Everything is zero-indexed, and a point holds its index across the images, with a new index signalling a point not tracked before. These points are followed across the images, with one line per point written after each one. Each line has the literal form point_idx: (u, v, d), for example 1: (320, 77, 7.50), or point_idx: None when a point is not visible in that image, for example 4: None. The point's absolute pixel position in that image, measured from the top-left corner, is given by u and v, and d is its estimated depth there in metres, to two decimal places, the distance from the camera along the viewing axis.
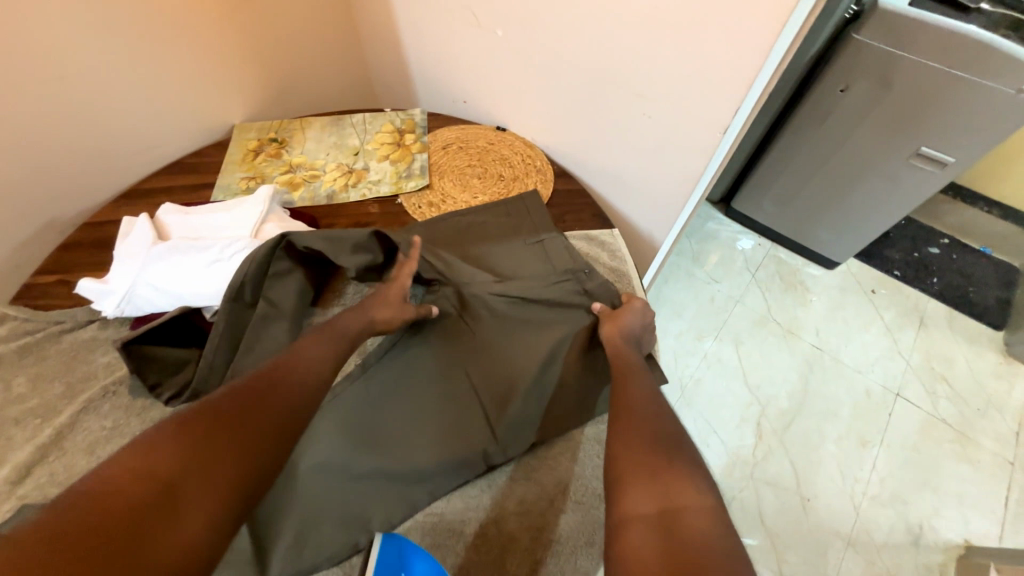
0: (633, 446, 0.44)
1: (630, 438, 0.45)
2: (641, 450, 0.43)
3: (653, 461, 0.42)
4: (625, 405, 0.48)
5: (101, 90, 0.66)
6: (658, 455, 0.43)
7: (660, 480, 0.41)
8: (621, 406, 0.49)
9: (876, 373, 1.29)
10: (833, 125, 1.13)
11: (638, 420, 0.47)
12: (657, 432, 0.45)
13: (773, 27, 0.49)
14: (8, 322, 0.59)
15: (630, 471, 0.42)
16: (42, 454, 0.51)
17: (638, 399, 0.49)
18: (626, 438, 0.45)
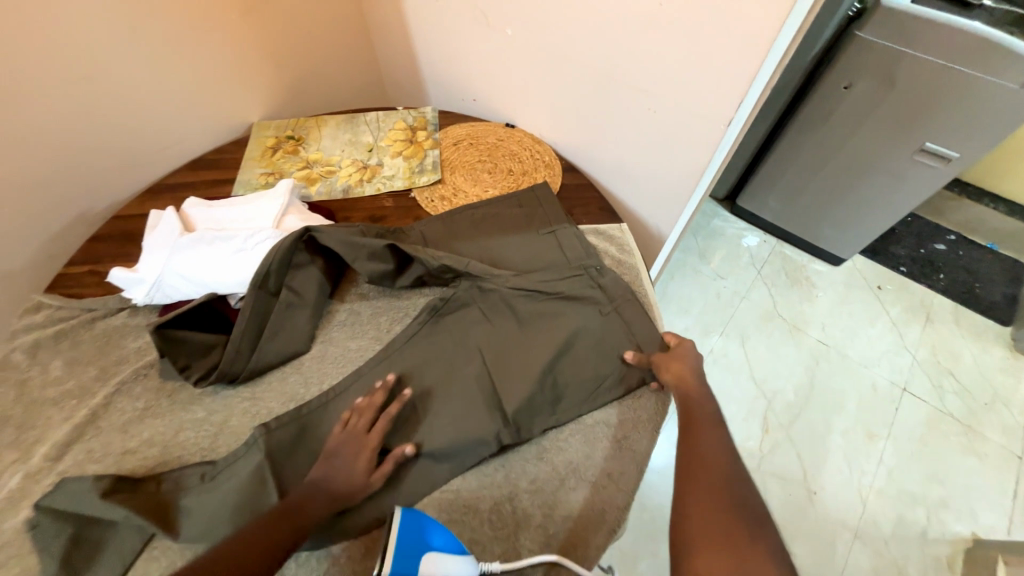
0: (710, 505, 0.44)
1: (707, 496, 0.45)
2: (715, 509, 0.44)
3: (730, 526, 0.43)
4: (704, 458, 0.48)
5: (128, 91, 0.69)
6: (737, 521, 0.43)
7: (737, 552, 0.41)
8: (698, 458, 0.48)
9: (882, 368, 1.30)
10: (837, 122, 1.14)
11: (715, 477, 0.46)
12: (734, 497, 0.45)
13: (775, 23, 0.51)
14: (43, 311, 0.63)
15: (705, 531, 0.43)
16: (80, 432, 0.54)
17: (711, 452, 0.49)
18: (701, 493, 0.45)
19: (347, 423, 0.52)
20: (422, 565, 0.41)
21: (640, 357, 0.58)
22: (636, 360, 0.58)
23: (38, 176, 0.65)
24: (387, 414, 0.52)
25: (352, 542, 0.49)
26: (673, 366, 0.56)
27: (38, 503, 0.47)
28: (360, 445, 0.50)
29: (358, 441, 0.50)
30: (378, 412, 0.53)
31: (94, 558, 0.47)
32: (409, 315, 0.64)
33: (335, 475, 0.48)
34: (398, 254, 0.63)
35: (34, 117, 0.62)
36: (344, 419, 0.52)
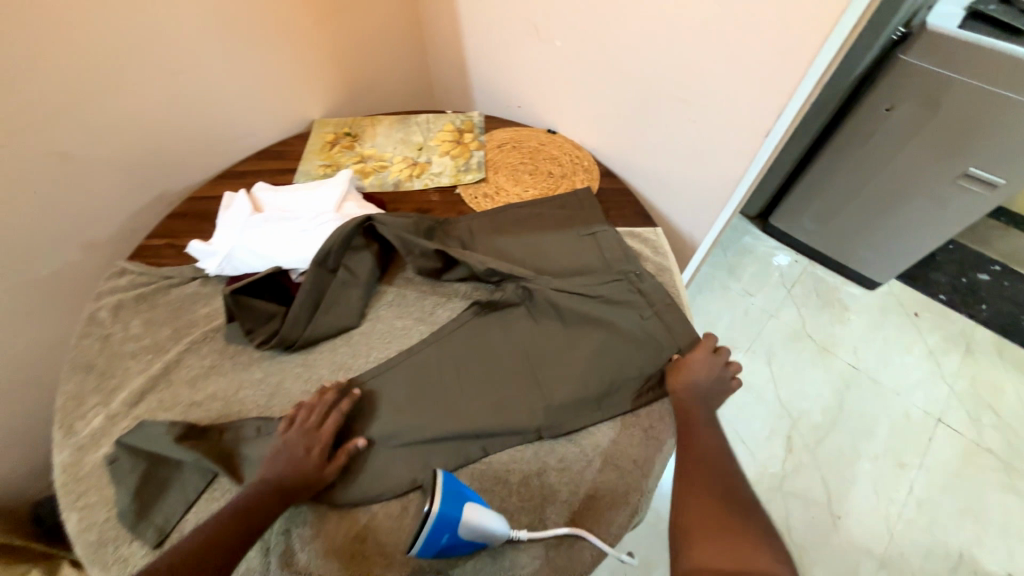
0: (704, 500, 0.48)
1: (701, 493, 0.49)
2: (708, 502, 0.48)
3: (721, 516, 0.46)
4: (699, 460, 0.53)
5: (212, 85, 0.77)
6: (728, 512, 0.47)
7: (729, 538, 0.44)
8: (695, 460, 0.53)
9: (917, 396, 1.27)
10: (877, 143, 1.14)
11: (714, 475, 0.51)
12: (726, 492, 0.49)
13: (817, 39, 0.53)
14: (126, 275, 0.70)
15: (700, 523, 0.46)
16: (153, 384, 0.60)
17: (706, 455, 0.53)
18: (697, 488, 0.50)
19: (298, 418, 0.53)
20: (465, 510, 0.44)
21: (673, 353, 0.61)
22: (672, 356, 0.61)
23: (129, 155, 0.73)
24: (338, 409, 0.54)
25: (391, 501, 0.52)
26: (692, 368, 0.59)
27: (118, 441, 0.53)
28: (308, 436, 0.52)
29: (309, 435, 0.52)
30: (329, 408, 0.55)
31: (162, 494, 0.52)
32: (451, 300, 0.69)
33: (285, 465, 0.49)
34: (445, 257, 0.68)
35: (132, 104, 0.70)
36: (294, 415, 0.53)
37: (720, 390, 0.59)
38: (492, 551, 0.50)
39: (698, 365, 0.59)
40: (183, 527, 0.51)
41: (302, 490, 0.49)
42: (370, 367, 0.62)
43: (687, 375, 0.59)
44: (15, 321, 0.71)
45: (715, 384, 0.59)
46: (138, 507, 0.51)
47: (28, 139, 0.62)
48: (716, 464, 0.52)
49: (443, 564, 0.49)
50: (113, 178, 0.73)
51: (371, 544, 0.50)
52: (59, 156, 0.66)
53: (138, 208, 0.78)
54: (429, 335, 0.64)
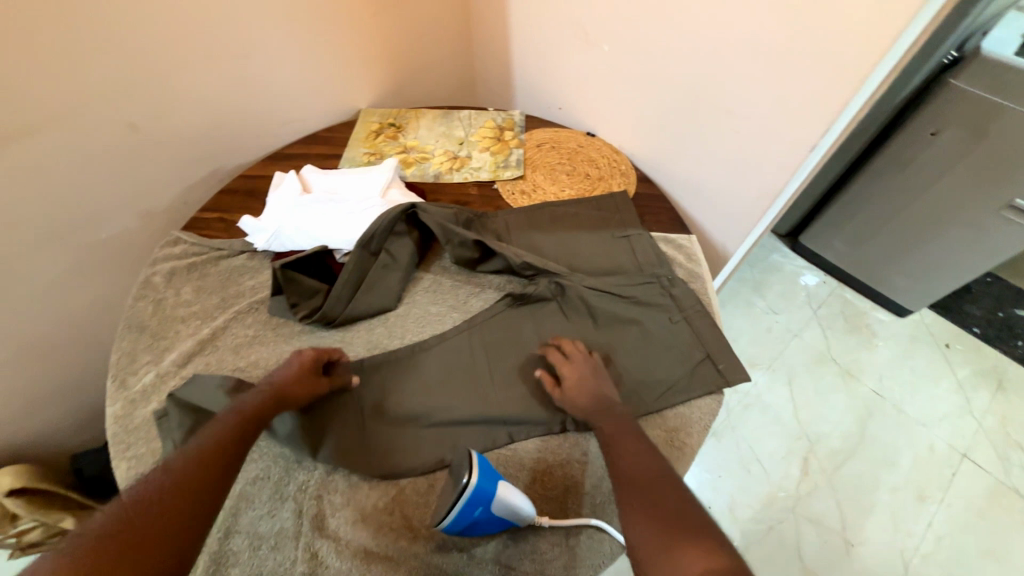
0: (645, 526, 0.43)
1: (641, 519, 0.43)
2: (649, 528, 0.42)
3: (663, 535, 0.41)
4: (628, 483, 0.47)
5: (270, 71, 0.81)
6: (666, 527, 0.42)
7: (675, 556, 0.39)
8: (624, 483, 0.47)
9: (942, 429, 1.23)
10: (919, 168, 1.12)
11: (641, 487, 0.46)
12: (659, 503, 0.44)
13: (872, 59, 0.53)
14: (180, 244, 0.74)
15: (649, 553, 0.41)
16: (200, 347, 0.63)
17: (628, 468, 0.48)
18: (634, 515, 0.44)
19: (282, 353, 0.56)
20: (500, 486, 0.46)
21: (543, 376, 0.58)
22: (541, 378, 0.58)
23: (188, 132, 0.77)
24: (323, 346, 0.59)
25: (418, 477, 0.54)
26: (571, 380, 0.57)
27: (168, 397, 0.56)
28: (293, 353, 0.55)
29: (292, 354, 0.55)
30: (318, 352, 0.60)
31: None
32: (485, 291, 0.70)
33: (274, 375, 0.53)
34: (483, 247, 0.70)
35: (197, 84, 0.74)
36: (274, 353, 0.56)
37: (604, 373, 0.58)
38: (513, 534, 0.52)
39: (569, 369, 0.58)
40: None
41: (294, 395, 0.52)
42: (405, 348, 0.64)
43: (571, 393, 0.56)
44: (76, 281, 0.76)
45: (597, 375, 0.57)
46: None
47: (103, 111, 0.66)
48: (636, 468, 0.48)
49: (465, 541, 0.51)
50: (174, 153, 0.77)
51: (399, 517, 0.52)
52: (127, 128, 0.70)
53: (193, 183, 0.82)
54: (463, 322, 0.66)
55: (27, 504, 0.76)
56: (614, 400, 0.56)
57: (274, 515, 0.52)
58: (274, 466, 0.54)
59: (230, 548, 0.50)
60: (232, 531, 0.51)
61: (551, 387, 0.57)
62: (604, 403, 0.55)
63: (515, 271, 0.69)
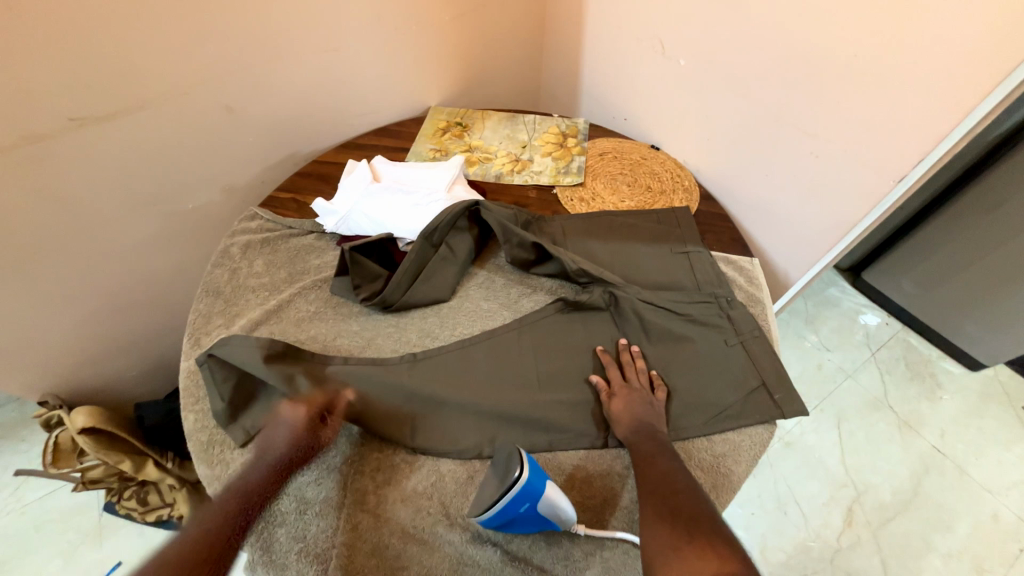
0: (656, 527, 0.46)
1: (656, 522, 0.46)
2: (663, 531, 0.45)
3: (674, 537, 0.44)
4: (647, 489, 0.50)
5: (353, 66, 0.85)
6: (677, 529, 0.45)
7: (681, 555, 0.42)
8: (645, 489, 0.50)
9: (1012, 499, 1.12)
10: (1011, 211, 1.03)
11: (660, 493, 0.49)
12: (676, 510, 0.47)
13: (983, 88, 0.50)
14: (257, 220, 0.79)
15: (659, 553, 0.43)
16: (266, 316, 0.67)
17: (657, 480, 0.50)
18: (649, 519, 0.47)
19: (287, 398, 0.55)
20: (549, 485, 0.47)
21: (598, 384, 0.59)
22: (597, 385, 0.60)
23: (274, 117, 0.82)
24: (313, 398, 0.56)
25: (458, 467, 0.56)
26: (623, 401, 0.57)
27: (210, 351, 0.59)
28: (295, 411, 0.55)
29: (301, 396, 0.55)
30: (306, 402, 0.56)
31: (249, 404, 0.58)
32: (536, 293, 0.71)
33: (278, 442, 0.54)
34: (540, 250, 0.71)
35: (288, 73, 0.79)
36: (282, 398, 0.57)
37: (658, 409, 0.57)
38: (547, 537, 0.52)
39: (626, 391, 0.58)
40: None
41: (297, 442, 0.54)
42: (455, 340, 0.65)
43: (619, 411, 0.56)
44: (163, 246, 0.83)
45: (649, 405, 0.57)
46: (231, 410, 0.57)
47: (206, 91, 0.72)
48: (659, 475, 0.51)
49: (499, 536, 0.52)
50: (259, 135, 0.82)
51: (437, 503, 0.53)
52: (225, 110, 0.76)
53: (272, 164, 0.88)
54: (514, 321, 0.67)
55: (94, 440, 0.83)
56: (661, 431, 0.56)
57: (320, 483, 0.54)
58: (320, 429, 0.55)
59: (279, 507, 0.53)
60: (282, 491, 0.54)
61: (603, 398, 0.58)
62: (647, 431, 0.55)
63: (569, 276, 0.70)
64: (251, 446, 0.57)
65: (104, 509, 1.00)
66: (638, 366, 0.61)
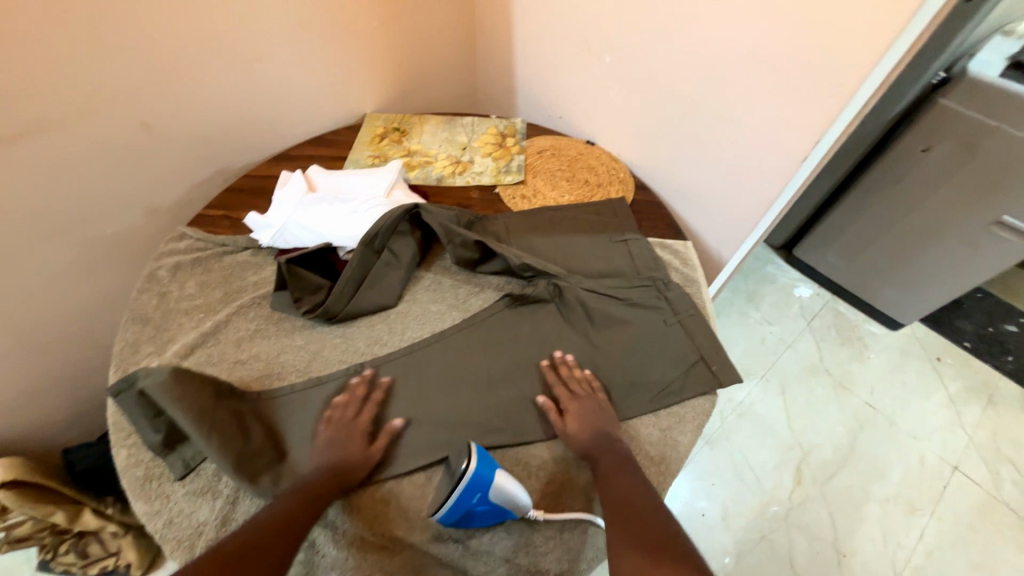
0: (626, 545, 0.46)
1: (625, 539, 0.47)
2: (630, 547, 0.46)
3: (646, 555, 0.45)
4: (610, 506, 0.50)
5: (282, 74, 0.83)
6: (647, 548, 0.46)
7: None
8: (610, 506, 0.50)
9: (933, 442, 1.24)
10: (910, 183, 1.15)
11: (627, 508, 0.50)
12: (642, 524, 0.48)
13: (860, 73, 0.56)
14: (186, 239, 0.75)
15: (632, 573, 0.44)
16: (203, 340, 0.64)
17: (622, 496, 0.51)
18: (617, 536, 0.47)
19: (332, 414, 0.57)
20: (498, 473, 0.47)
21: (547, 404, 0.58)
22: (545, 406, 0.59)
23: (199, 132, 0.79)
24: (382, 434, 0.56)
25: (416, 472, 0.55)
26: (576, 416, 0.57)
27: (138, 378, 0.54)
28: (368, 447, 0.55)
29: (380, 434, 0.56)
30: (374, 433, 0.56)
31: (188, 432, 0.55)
32: (484, 291, 0.72)
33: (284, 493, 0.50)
34: (483, 248, 0.71)
35: (212, 84, 0.76)
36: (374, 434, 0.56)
37: (608, 410, 0.59)
38: (508, 527, 0.53)
39: (574, 405, 0.58)
40: (209, 464, 0.54)
41: (355, 473, 0.53)
42: (404, 344, 0.65)
43: (575, 426, 0.57)
44: (81, 275, 0.77)
45: (599, 410, 0.58)
46: (168, 439, 0.54)
47: (117, 108, 0.68)
48: (625, 487, 0.52)
49: (461, 533, 0.52)
50: (183, 151, 0.78)
51: (395, 508, 0.53)
52: (142, 126, 0.72)
53: (200, 181, 0.84)
54: (462, 320, 0.67)
55: (20, 497, 0.76)
56: (614, 433, 0.58)
57: None
58: (266, 475, 0.52)
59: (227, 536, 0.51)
60: (230, 519, 0.52)
61: (554, 418, 0.58)
62: (601, 438, 0.56)
63: (513, 272, 0.71)
64: (192, 476, 0.54)
65: (37, 568, 0.91)
66: (578, 375, 0.61)
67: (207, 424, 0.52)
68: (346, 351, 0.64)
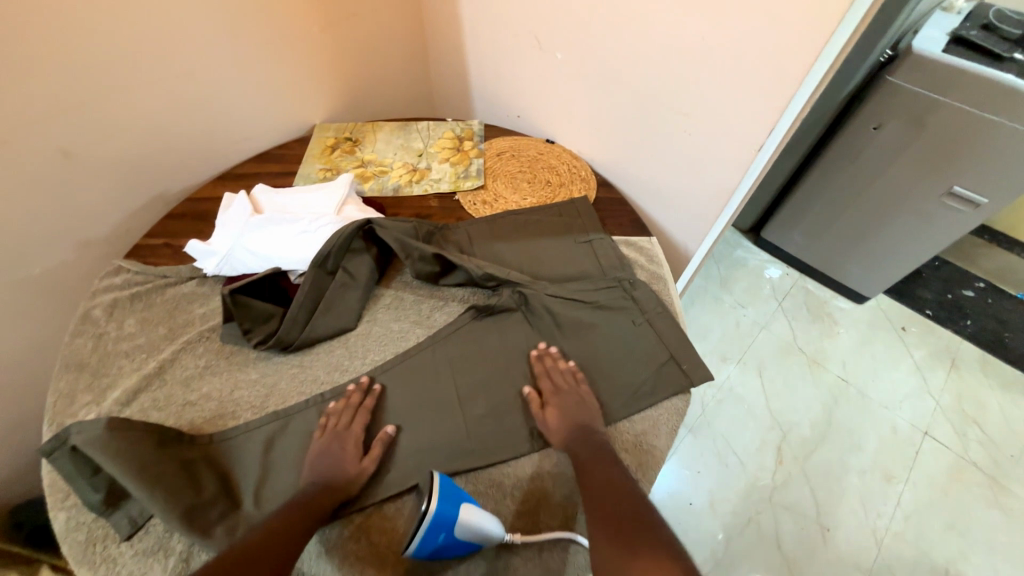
0: (603, 542, 0.47)
1: (601, 532, 0.48)
2: (606, 544, 0.47)
3: (621, 552, 0.45)
4: (590, 499, 0.50)
5: (217, 88, 0.78)
6: (623, 544, 0.46)
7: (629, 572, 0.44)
8: (590, 497, 0.51)
9: (904, 410, 1.28)
10: (865, 161, 1.17)
11: (607, 499, 0.50)
12: (619, 516, 0.49)
13: (809, 60, 0.55)
14: (123, 273, 0.69)
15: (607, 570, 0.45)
16: (146, 383, 0.59)
17: (602, 487, 0.51)
18: (595, 532, 0.48)
19: (325, 427, 0.56)
20: (462, 511, 0.45)
21: (530, 395, 0.59)
22: (529, 397, 0.59)
23: (129, 157, 0.73)
24: (378, 441, 0.55)
25: (386, 505, 0.53)
26: (556, 409, 0.57)
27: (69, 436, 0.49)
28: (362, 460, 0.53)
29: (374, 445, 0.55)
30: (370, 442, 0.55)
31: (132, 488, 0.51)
32: (448, 304, 0.69)
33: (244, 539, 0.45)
34: (444, 260, 0.69)
35: (137, 104, 0.70)
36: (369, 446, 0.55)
37: (589, 404, 0.58)
38: (485, 556, 0.51)
39: (557, 398, 0.58)
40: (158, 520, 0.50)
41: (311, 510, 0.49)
42: (365, 369, 0.62)
43: (553, 418, 0.57)
44: (9, 320, 0.71)
45: (582, 403, 0.58)
46: (110, 498, 0.50)
47: (29, 136, 0.62)
48: (605, 478, 0.52)
49: (436, 566, 0.50)
50: (113, 178, 0.73)
51: (364, 546, 0.50)
52: (63, 154, 0.66)
53: (136, 209, 0.78)
54: (426, 338, 0.65)
55: None
56: (596, 426, 0.57)
57: None
58: (220, 525, 0.48)
59: None
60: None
61: (536, 409, 0.58)
62: (583, 433, 0.56)
63: (476, 282, 0.69)
64: (140, 534, 0.50)
65: None
66: (562, 368, 0.61)
67: (150, 477, 0.48)
68: (301, 384, 0.61)
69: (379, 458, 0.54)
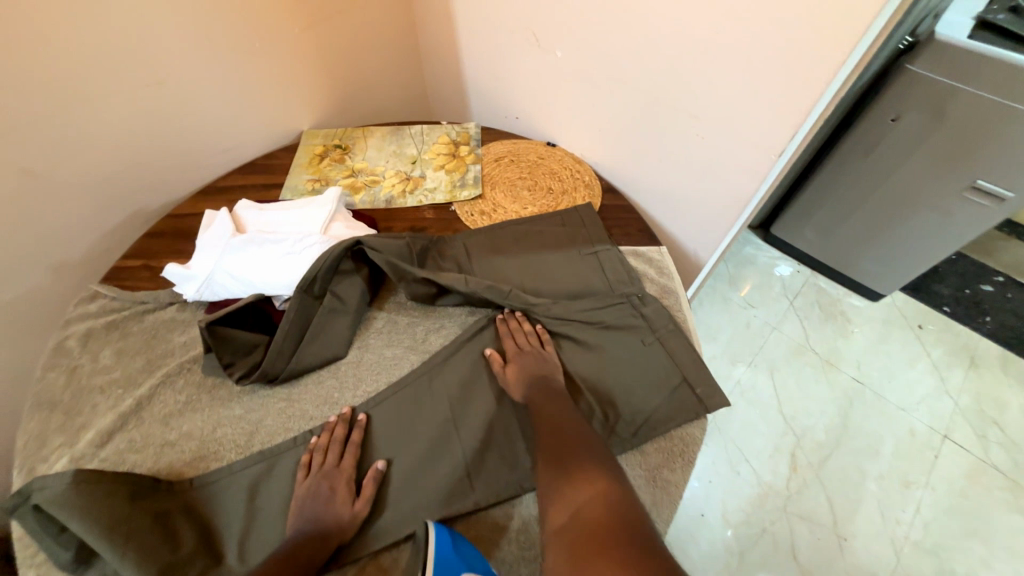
0: (548, 469, 0.49)
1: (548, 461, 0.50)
2: (549, 469, 0.49)
3: (562, 478, 0.47)
4: (541, 433, 0.52)
5: (192, 97, 0.72)
6: (563, 468, 0.48)
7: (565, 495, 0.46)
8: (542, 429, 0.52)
9: (922, 412, 1.24)
10: (882, 154, 1.11)
11: (554, 432, 0.51)
12: (564, 444, 0.50)
13: (837, 56, 0.49)
14: (99, 300, 0.65)
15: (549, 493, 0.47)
16: (122, 422, 0.55)
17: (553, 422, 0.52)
18: (542, 461, 0.50)
19: (309, 464, 0.52)
20: None
21: (491, 356, 0.59)
22: (491, 357, 0.59)
23: (101, 173, 0.68)
24: (369, 478, 0.51)
25: (380, 555, 0.49)
26: (517, 365, 0.57)
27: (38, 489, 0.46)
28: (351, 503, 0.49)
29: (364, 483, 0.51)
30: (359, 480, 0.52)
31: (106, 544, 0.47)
32: (445, 327, 0.65)
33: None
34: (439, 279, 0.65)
35: (105, 117, 0.65)
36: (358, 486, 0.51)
37: (550, 360, 0.58)
38: None
39: (519, 357, 0.58)
40: None
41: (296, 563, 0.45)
42: (357, 403, 0.58)
43: (514, 375, 0.56)
44: None
45: (541, 361, 0.58)
46: (81, 555, 0.46)
47: None
48: (558, 415, 0.53)
49: None
50: (84, 196, 0.68)
51: None
52: (26, 174, 0.61)
53: (113, 227, 0.73)
54: (422, 366, 0.60)
55: None
56: (555, 377, 0.57)
57: None
58: None
59: None
60: None
61: (497, 370, 0.58)
62: (544, 384, 0.56)
63: (473, 300, 0.64)
64: None
65: None
66: (525, 329, 0.62)
67: (122, 535, 0.44)
68: (288, 422, 0.56)
69: (371, 499, 0.50)
